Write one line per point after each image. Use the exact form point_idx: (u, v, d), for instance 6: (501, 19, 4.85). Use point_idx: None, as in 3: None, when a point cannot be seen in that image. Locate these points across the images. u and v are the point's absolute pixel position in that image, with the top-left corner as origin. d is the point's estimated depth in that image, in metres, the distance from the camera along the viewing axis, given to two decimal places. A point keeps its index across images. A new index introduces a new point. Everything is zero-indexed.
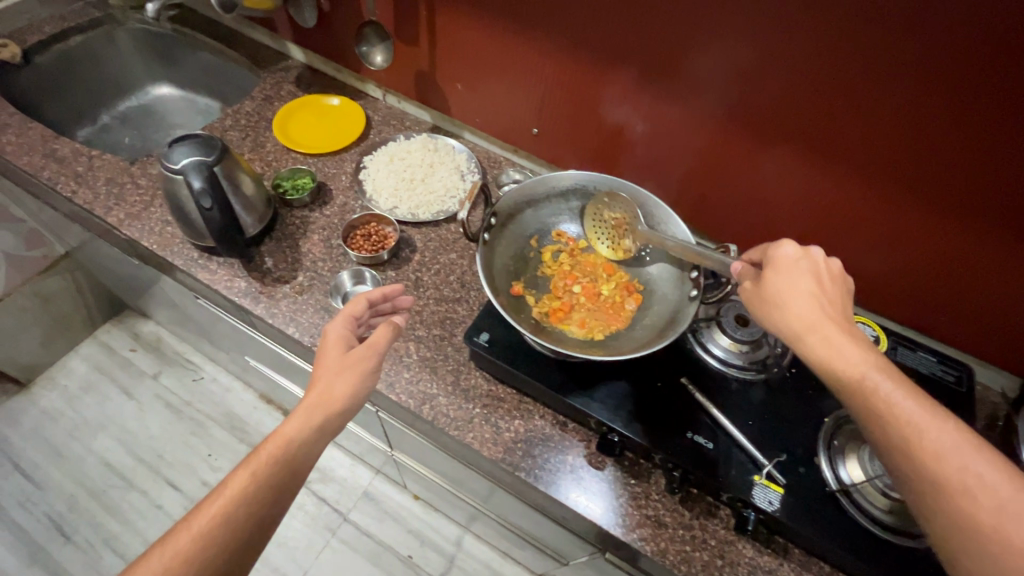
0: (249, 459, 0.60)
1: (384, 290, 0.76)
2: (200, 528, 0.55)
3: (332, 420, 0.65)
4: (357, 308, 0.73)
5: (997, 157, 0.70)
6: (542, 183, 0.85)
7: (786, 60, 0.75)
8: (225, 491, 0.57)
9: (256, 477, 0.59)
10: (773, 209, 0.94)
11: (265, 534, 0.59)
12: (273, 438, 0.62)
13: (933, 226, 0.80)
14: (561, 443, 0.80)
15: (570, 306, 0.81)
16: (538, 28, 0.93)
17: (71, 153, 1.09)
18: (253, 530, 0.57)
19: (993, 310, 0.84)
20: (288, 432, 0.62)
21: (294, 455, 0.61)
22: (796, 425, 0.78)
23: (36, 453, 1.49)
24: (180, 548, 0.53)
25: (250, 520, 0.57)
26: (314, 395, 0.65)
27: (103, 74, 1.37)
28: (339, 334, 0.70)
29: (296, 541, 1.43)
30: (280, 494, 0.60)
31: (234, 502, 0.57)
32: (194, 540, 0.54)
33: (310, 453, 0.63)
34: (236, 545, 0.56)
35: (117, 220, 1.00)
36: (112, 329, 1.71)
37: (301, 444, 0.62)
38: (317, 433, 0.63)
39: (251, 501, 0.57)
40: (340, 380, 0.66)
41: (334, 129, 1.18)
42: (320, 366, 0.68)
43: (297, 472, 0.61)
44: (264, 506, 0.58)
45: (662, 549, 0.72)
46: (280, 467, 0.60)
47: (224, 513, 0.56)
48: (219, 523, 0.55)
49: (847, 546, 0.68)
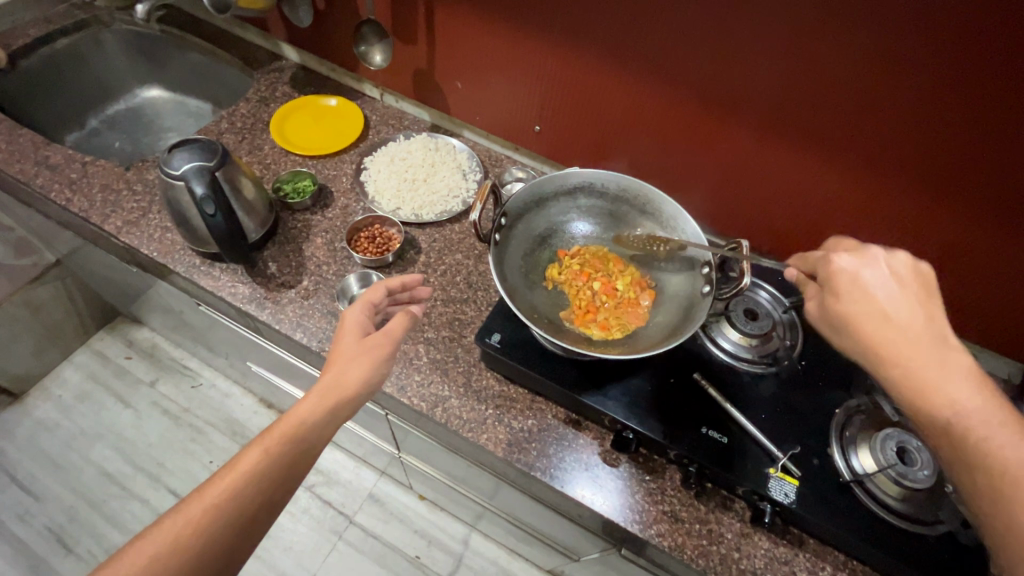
0: (263, 436, 0.60)
1: (403, 279, 0.77)
2: (212, 500, 0.55)
3: (345, 405, 0.64)
4: (376, 294, 0.73)
5: (1002, 151, 0.70)
6: (551, 181, 0.84)
7: (792, 56, 0.75)
8: (238, 467, 0.57)
9: (268, 454, 0.59)
10: (777, 204, 0.94)
11: (275, 510, 0.59)
12: (287, 416, 0.62)
13: (940, 219, 0.81)
14: (575, 441, 0.80)
15: (591, 308, 0.81)
16: (539, 24, 0.92)
17: (63, 159, 1.06)
18: (263, 506, 0.57)
19: (994, 297, 0.85)
20: (300, 414, 0.62)
21: (306, 438, 0.61)
22: (807, 417, 0.79)
23: (33, 464, 1.47)
24: (192, 518, 0.54)
25: (261, 495, 0.57)
26: (329, 379, 0.64)
27: (90, 77, 1.34)
28: (356, 320, 0.70)
29: (301, 544, 1.42)
30: (291, 474, 0.60)
31: (246, 478, 0.57)
32: (206, 512, 0.54)
33: (322, 436, 0.63)
34: (246, 520, 0.56)
35: (115, 228, 0.98)
36: (106, 337, 1.68)
37: (312, 427, 0.62)
38: (329, 417, 0.63)
39: (263, 478, 0.58)
40: (353, 366, 0.66)
41: (333, 130, 1.17)
42: (335, 351, 0.67)
43: (308, 454, 0.61)
44: (277, 484, 0.58)
45: (680, 544, 0.73)
46: (293, 446, 0.60)
47: (235, 487, 0.56)
48: (230, 496, 0.56)
49: (862, 535, 0.69)
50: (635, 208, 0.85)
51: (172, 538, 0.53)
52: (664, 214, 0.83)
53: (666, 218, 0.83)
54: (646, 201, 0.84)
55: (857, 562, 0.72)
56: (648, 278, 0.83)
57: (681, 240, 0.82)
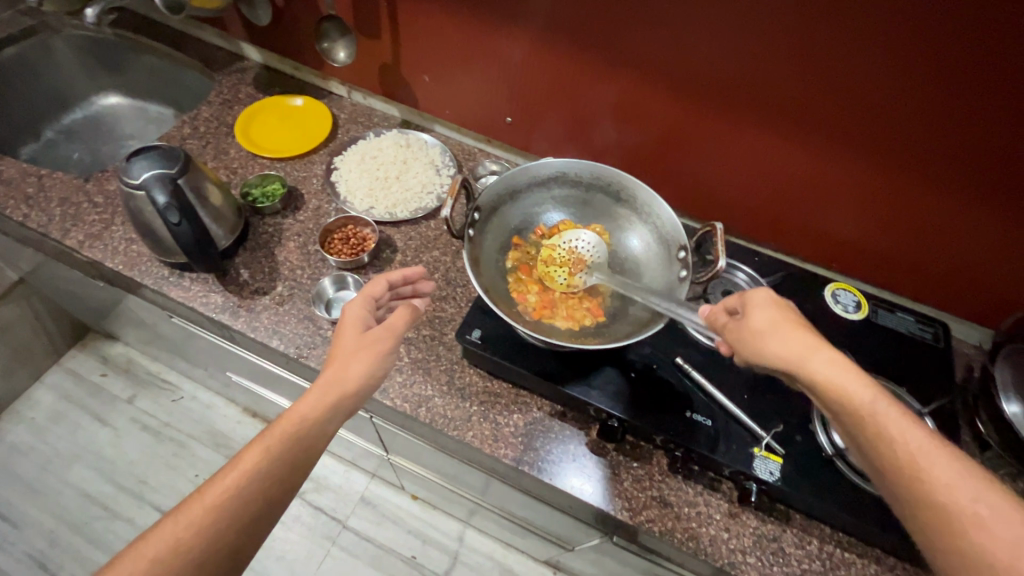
0: (265, 434, 0.59)
1: (404, 273, 0.74)
2: (213, 500, 0.54)
3: (346, 401, 0.63)
4: (376, 288, 0.71)
5: (959, 128, 0.72)
6: (523, 172, 0.83)
7: (756, 40, 0.76)
8: (240, 466, 0.56)
9: (269, 453, 0.57)
10: (746, 183, 0.95)
11: (276, 511, 0.57)
12: (287, 415, 0.60)
13: (909, 192, 0.82)
14: (561, 433, 0.80)
15: (551, 301, 0.79)
16: (503, 14, 0.91)
17: (19, 174, 1.02)
18: (265, 506, 0.56)
19: (962, 266, 0.87)
20: (303, 410, 0.60)
21: (308, 436, 0.60)
22: (788, 395, 0.80)
23: (8, 491, 1.42)
24: (194, 519, 0.53)
25: (262, 495, 0.56)
26: (330, 376, 0.63)
27: (42, 86, 1.28)
28: (357, 314, 0.68)
29: (294, 553, 1.40)
30: (294, 471, 0.58)
31: (247, 478, 0.55)
32: (209, 512, 0.53)
33: (323, 433, 0.61)
34: (246, 522, 0.55)
35: (76, 242, 0.94)
36: (79, 354, 1.64)
37: (315, 423, 0.60)
38: (332, 413, 0.61)
39: (265, 477, 0.56)
40: (355, 360, 0.64)
41: (300, 130, 1.14)
42: (337, 346, 0.66)
43: (312, 450, 0.60)
44: (276, 484, 0.57)
45: (669, 528, 0.73)
46: (294, 445, 0.59)
47: (236, 487, 0.55)
48: (232, 497, 0.54)
49: (845, 507, 0.70)
50: (610, 196, 0.85)
51: (176, 538, 0.52)
52: (638, 200, 0.83)
53: (641, 204, 0.83)
54: (620, 188, 0.83)
55: (843, 534, 0.74)
56: (581, 253, 0.82)
57: (657, 226, 0.82)
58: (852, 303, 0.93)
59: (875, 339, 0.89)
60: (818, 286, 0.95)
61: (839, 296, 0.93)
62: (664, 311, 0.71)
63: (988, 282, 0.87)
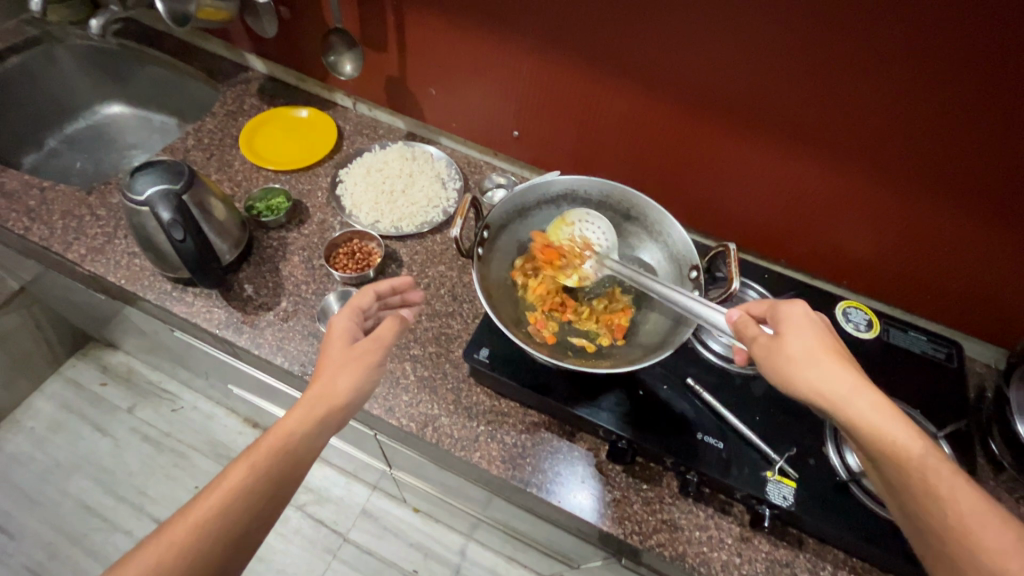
0: (250, 451, 0.57)
1: (393, 282, 0.74)
2: (196, 520, 0.52)
3: (334, 414, 0.61)
4: (363, 300, 0.70)
5: (969, 147, 0.72)
6: (532, 190, 0.82)
7: (762, 59, 0.75)
8: (225, 483, 0.54)
9: (256, 469, 0.55)
10: (754, 200, 0.94)
11: (261, 529, 0.55)
12: (273, 429, 0.58)
13: (919, 210, 0.81)
14: (569, 454, 0.79)
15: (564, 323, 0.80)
16: (512, 26, 0.90)
17: (21, 186, 1.01)
18: (251, 524, 0.54)
19: (974, 284, 0.86)
20: (289, 425, 0.59)
21: (296, 452, 0.58)
22: (801, 416, 0.79)
23: (6, 503, 1.40)
24: (175, 539, 0.50)
25: (246, 513, 0.54)
26: (317, 390, 0.61)
27: (46, 95, 1.27)
28: (344, 326, 0.67)
29: (294, 566, 1.38)
30: (281, 487, 0.57)
31: (232, 495, 0.54)
32: (191, 532, 0.51)
33: (310, 448, 0.59)
34: (230, 541, 0.53)
35: (78, 256, 0.93)
36: (78, 363, 1.63)
37: (303, 439, 0.59)
38: (320, 427, 0.60)
39: (251, 494, 0.54)
40: (342, 374, 0.63)
41: (304, 142, 1.13)
42: (322, 361, 0.64)
43: (300, 465, 0.58)
44: (263, 501, 0.55)
45: (680, 553, 0.72)
46: (281, 460, 0.57)
47: (221, 503, 0.53)
48: (218, 515, 0.52)
49: (861, 534, 0.69)
50: (620, 214, 0.84)
51: (156, 560, 0.49)
52: (649, 219, 0.82)
53: (652, 223, 0.82)
54: (629, 206, 0.83)
55: (858, 559, 0.72)
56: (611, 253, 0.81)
57: (670, 247, 0.81)
58: (864, 322, 0.92)
59: (888, 359, 0.88)
60: (829, 304, 0.94)
61: (850, 314, 0.93)
62: (686, 331, 0.70)
63: (1002, 301, 0.86)
